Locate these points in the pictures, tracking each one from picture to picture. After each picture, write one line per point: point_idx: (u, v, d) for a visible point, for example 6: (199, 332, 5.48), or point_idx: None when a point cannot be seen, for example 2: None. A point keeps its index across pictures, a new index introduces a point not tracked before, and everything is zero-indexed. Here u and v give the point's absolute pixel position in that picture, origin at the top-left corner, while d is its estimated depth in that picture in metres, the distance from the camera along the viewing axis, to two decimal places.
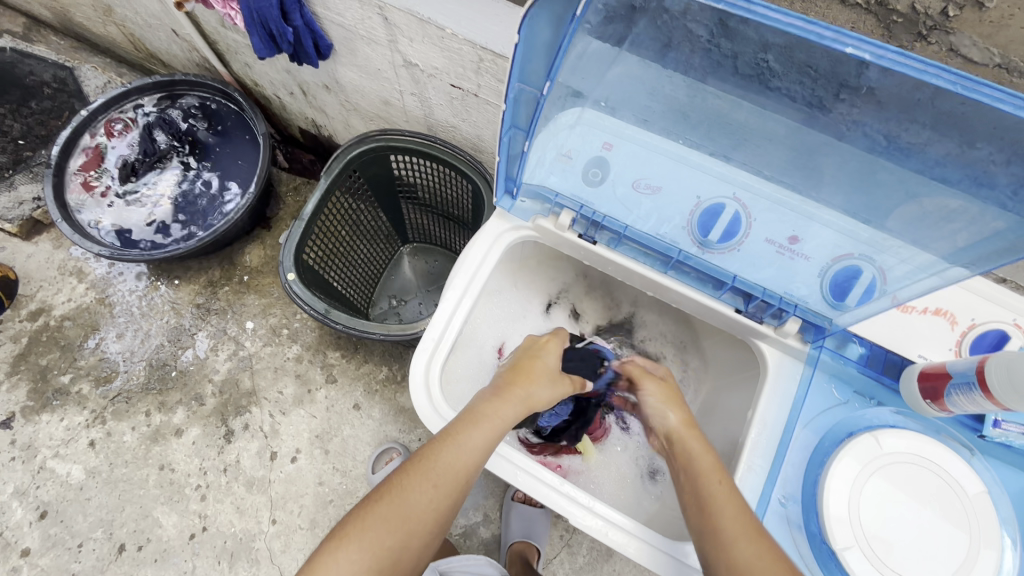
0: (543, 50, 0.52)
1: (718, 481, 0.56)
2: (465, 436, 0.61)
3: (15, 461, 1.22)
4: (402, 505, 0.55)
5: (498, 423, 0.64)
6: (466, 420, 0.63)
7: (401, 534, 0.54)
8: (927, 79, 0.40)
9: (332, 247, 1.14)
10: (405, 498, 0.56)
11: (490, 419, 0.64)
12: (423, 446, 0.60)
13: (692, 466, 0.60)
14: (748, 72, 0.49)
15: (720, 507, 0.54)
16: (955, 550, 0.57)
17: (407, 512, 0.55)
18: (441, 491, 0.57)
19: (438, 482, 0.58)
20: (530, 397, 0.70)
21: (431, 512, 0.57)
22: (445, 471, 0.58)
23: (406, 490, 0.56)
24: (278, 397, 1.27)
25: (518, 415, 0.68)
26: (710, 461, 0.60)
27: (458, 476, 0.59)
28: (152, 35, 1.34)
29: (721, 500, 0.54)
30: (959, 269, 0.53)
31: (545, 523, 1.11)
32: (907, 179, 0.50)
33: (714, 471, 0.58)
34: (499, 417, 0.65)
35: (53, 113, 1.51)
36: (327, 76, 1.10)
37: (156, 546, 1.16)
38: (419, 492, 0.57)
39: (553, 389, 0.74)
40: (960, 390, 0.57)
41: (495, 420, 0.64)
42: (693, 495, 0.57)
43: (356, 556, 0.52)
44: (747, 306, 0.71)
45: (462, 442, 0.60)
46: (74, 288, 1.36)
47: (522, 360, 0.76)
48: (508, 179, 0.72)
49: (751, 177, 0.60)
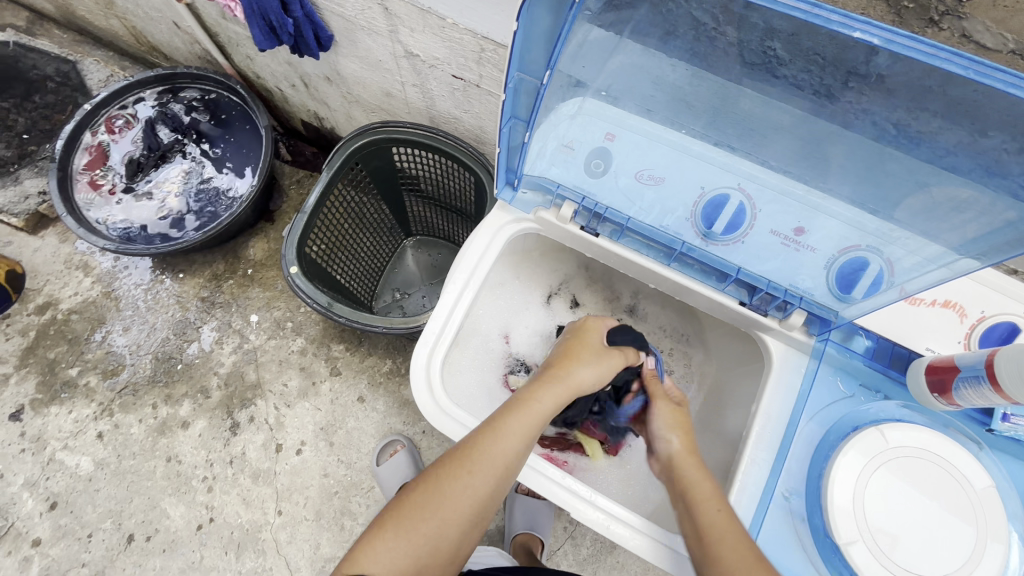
0: (543, 39, 0.51)
1: (714, 507, 0.56)
2: (501, 424, 0.60)
3: (25, 453, 1.24)
4: (437, 494, 0.57)
5: (536, 407, 0.63)
6: (505, 409, 0.62)
7: (437, 522, 0.56)
8: (938, 64, 0.40)
9: (335, 240, 1.14)
10: (440, 488, 0.57)
11: (523, 407, 0.62)
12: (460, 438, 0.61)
13: (687, 487, 0.59)
14: (755, 61, 0.48)
15: (718, 538, 0.53)
16: (962, 543, 0.57)
17: (444, 500, 0.57)
18: (477, 477, 0.58)
19: (473, 469, 0.58)
20: (570, 384, 0.66)
21: (470, 500, 0.57)
22: (481, 459, 0.58)
23: (441, 482, 0.58)
24: (283, 389, 1.28)
25: (558, 403, 0.64)
26: (708, 485, 0.59)
27: (497, 465, 0.59)
28: (154, 28, 1.33)
29: (719, 528, 0.54)
30: (969, 260, 0.52)
31: (548, 514, 1.11)
32: (916, 169, 0.48)
33: (710, 496, 0.57)
34: (537, 406, 0.63)
35: (56, 108, 1.50)
36: (329, 67, 1.09)
37: (164, 536, 1.17)
38: (455, 481, 0.57)
39: (600, 367, 0.69)
40: (968, 384, 0.57)
41: (533, 406, 0.63)
42: (691, 519, 0.57)
43: (393, 543, 0.54)
44: (751, 298, 0.70)
45: (499, 429, 0.60)
46: (80, 281, 1.37)
47: (569, 346, 0.73)
48: (509, 171, 0.71)
49: (757, 167, 0.59)
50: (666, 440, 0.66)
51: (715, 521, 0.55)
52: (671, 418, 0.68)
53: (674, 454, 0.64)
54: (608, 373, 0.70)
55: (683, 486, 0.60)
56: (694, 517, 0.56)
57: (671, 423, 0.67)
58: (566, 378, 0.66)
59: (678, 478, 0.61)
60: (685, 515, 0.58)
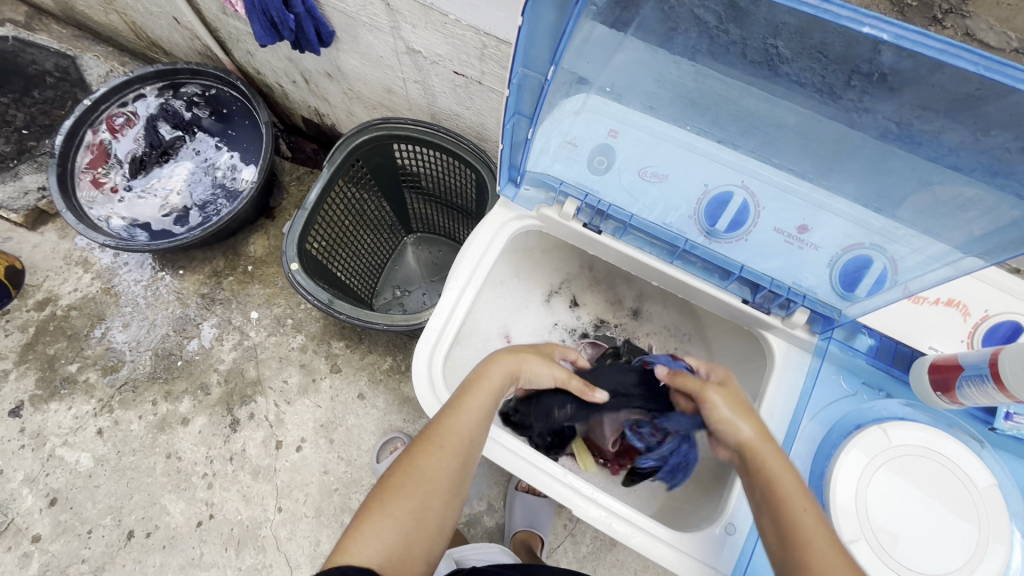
0: (547, 35, 0.51)
1: (805, 510, 0.52)
2: (461, 399, 0.61)
3: (25, 449, 1.23)
4: (414, 472, 0.57)
5: (489, 382, 0.63)
6: (463, 387, 0.63)
7: (419, 496, 0.56)
8: (949, 60, 0.39)
9: (336, 236, 1.14)
10: (416, 465, 0.58)
11: (480, 382, 0.63)
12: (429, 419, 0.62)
13: (771, 481, 0.55)
14: (758, 59, 0.48)
15: (810, 542, 0.50)
16: (964, 542, 0.57)
17: (421, 477, 0.57)
18: (449, 451, 0.58)
19: (443, 443, 0.59)
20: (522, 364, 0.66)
21: (444, 474, 0.58)
22: (449, 434, 0.59)
23: (415, 460, 0.58)
24: (282, 386, 1.28)
25: (509, 375, 0.65)
26: (793, 480, 0.55)
27: (464, 438, 0.60)
28: (153, 23, 1.33)
29: (812, 531, 0.51)
30: (973, 259, 0.52)
31: (548, 512, 1.11)
32: (920, 167, 0.48)
33: (798, 495, 0.53)
34: (491, 381, 0.63)
35: (56, 103, 1.52)
36: (330, 63, 1.09)
37: (165, 532, 1.17)
38: (428, 457, 0.58)
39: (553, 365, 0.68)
40: (972, 382, 0.57)
41: (486, 381, 0.63)
42: (779, 520, 0.53)
43: (380, 525, 0.54)
44: (754, 297, 0.70)
45: (461, 405, 0.61)
46: (80, 278, 1.36)
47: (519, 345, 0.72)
48: (511, 167, 0.71)
49: (760, 164, 0.59)
50: (733, 428, 0.59)
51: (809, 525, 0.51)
52: (731, 403, 0.61)
53: (745, 442, 0.58)
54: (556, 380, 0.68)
55: (762, 480, 0.55)
56: (782, 518, 0.52)
57: (736, 408, 0.60)
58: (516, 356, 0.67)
59: (754, 467, 0.56)
60: (768, 513, 0.54)
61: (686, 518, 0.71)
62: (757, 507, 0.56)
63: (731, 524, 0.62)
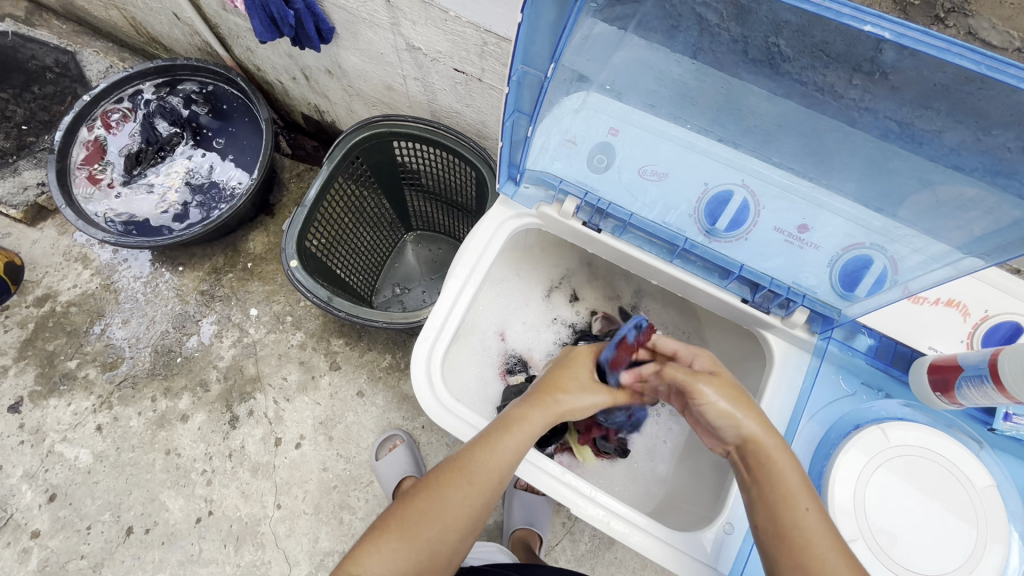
0: (547, 32, 0.50)
1: (808, 511, 0.51)
2: (498, 437, 0.59)
3: (24, 445, 1.23)
4: (437, 503, 0.57)
5: (528, 424, 0.60)
6: (500, 424, 0.61)
7: (438, 528, 0.56)
8: (950, 58, 0.39)
9: (335, 234, 1.14)
10: (440, 497, 0.57)
11: (520, 423, 0.60)
12: (460, 448, 0.60)
13: (774, 480, 0.53)
14: (759, 57, 0.47)
15: (818, 544, 0.50)
16: (962, 543, 0.57)
17: (444, 509, 0.57)
18: (477, 488, 0.57)
19: (473, 479, 0.57)
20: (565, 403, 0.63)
21: (468, 510, 0.57)
22: (481, 471, 0.58)
23: (442, 491, 0.57)
24: (282, 382, 1.28)
25: (547, 423, 0.62)
26: (796, 478, 0.53)
27: (495, 477, 0.58)
28: (153, 19, 1.32)
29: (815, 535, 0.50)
30: (974, 259, 0.51)
31: (547, 510, 1.12)
32: (921, 167, 0.48)
33: (801, 495, 0.52)
34: (531, 421, 0.61)
35: (56, 98, 1.50)
36: (330, 59, 1.08)
37: (164, 529, 1.17)
38: (454, 491, 0.57)
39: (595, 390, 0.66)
40: (971, 383, 0.56)
41: (527, 423, 0.61)
42: (781, 522, 0.52)
43: (395, 545, 0.55)
44: (754, 296, 0.70)
45: (495, 443, 0.59)
46: (79, 274, 1.36)
47: (555, 369, 0.67)
48: (511, 166, 0.71)
49: (761, 164, 0.58)
50: (733, 424, 0.56)
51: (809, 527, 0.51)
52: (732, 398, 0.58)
53: (750, 438, 0.56)
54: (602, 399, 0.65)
55: (766, 478, 0.54)
56: (787, 521, 0.51)
57: (736, 403, 0.57)
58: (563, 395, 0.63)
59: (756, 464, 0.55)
60: (768, 512, 0.53)
61: (683, 516, 0.71)
62: (751, 502, 0.55)
63: (728, 523, 0.62)
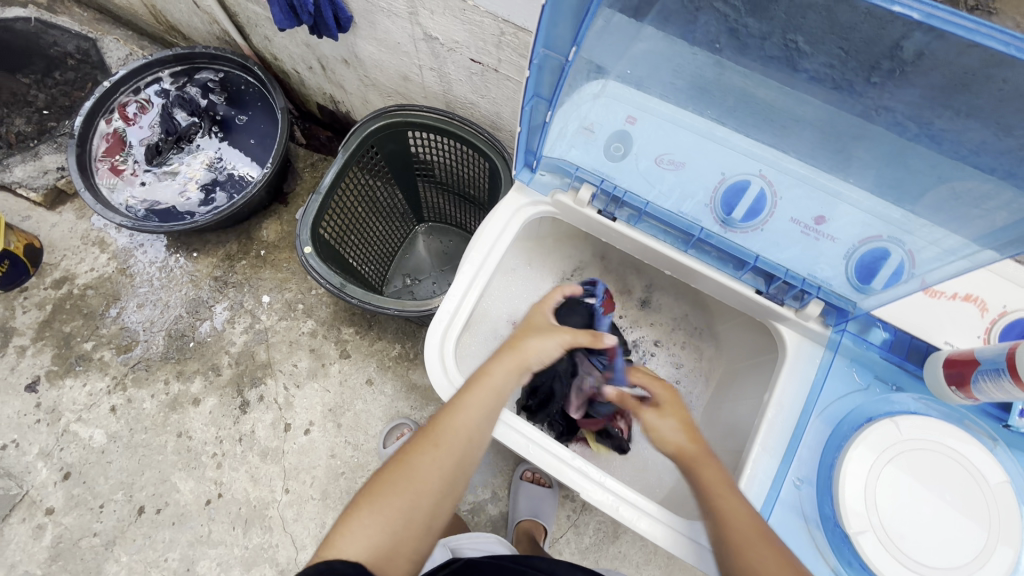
0: (571, 15, 0.50)
1: (726, 502, 0.55)
2: (458, 399, 0.62)
3: (40, 424, 1.26)
4: (406, 469, 0.58)
5: (489, 380, 0.63)
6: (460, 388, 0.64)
7: (408, 495, 0.57)
8: (964, 55, 0.39)
9: (348, 222, 1.15)
10: (409, 464, 0.59)
11: (481, 381, 0.63)
12: (429, 419, 0.63)
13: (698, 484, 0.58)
14: (775, 54, 0.48)
15: (738, 527, 0.54)
16: (975, 538, 0.56)
17: (412, 475, 0.58)
18: (443, 449, 0.59)
19: (438, 441, 0.60)
20: (523, 359, 0.66)
21: (437, 473, 0.59)
22: (446, 432, 0.60)
23: (409, 458, 0.59)
24: (292, 369, 1.29)
25: (512, 376, 0.65)
26: (718, 474, 0.58)
27: (461, 436, 0.60)
28: (174, 7, 1.34)
29: (742, 520, 0.54)
30: (989, 252, 0.51)
31: (552, 502, 1.12)
32: (940, 164, 0.48)
33: (721, 487, 0.57)
34: (491, 380, 0.63)
35: (76, 85, 1.52)
36: (347, 49, 1.09)
37: (174, 509, 1.19)
38: (422, 455, 0.59)
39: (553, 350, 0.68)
40: (988, 377, 0.56)
41: (487, 378, 0.64)
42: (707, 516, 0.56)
43: (368, 520, 0.55)
44: (769, 287, 0.70)
45: (457, 405, 0.62)
46: (96, 257, 1.38)
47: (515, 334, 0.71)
48: (528, 152, 0.71)
49: (779, 154, 0.58)
50: (673, 437, 0.61)
51: (734, 516, 0.55)
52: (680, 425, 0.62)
53: (678, 448, 0.61)
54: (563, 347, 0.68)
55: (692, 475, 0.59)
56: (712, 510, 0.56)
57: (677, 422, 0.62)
58: (515, 352, 0.66)
59: (690, 469, 0.59)
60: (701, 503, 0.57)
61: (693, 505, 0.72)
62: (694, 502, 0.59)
63: None
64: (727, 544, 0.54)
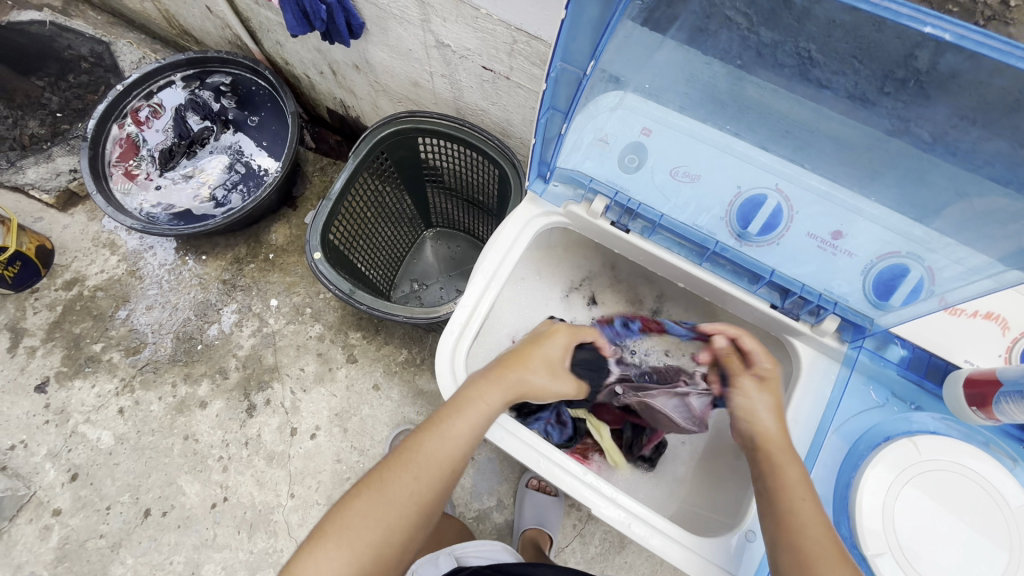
0: (590, 29, 0.51)
1: (801, 504, 0.54)
2: (444, 425, 0.61)
3: (49, 425, 1.26)
4: (382, 498, 0.57)
5: (482, 408, 0.62)
6: (447, 409, 0.62)
7: (381, 530, 0.56)
8: (976, 65, 0.39)
9: (357, 227, 1.15)
10: (385, 492, 0.58)
11: (473, 406, 0.62)
12: (411, 441, 0.61)
13: (776, 473, 0.56)
14: (789, 63, 0.48)
15: (806, 529, 0.52)
16: (998, 561, 0.55)
17: (388, 506, 0.57)
18: (422, 481, 0.58)
19: (418, 473, 0.59)
20: (522, 384, 0.66)
21: (414, 505, 0.58)
22: (427, 464, 0.59)
23: (386, 487, 0.58)
24: (300, 373, 1.29)
25: (505, 401, 0.64)
26: (798, 473, 0.56)
27: (440, 469, 0.60)
28: (187, 11, 1.35)
29: (808, 522, 0.52)
30: (1016, 273, 0.49)
31: (558, 511, 1.12)
32: (957, 177, 0.47)
33: (799, 486, 0.55)
34: (483, 404, 0.62)
35: (90, 88, 1.55)
36: (358, 55, 1.09)
37: (180, 512, 1.19)
38: (400, 484, 0.58)
39: (549, 377, 0.70)
40: (1010, 399, 0.55)
41: (479, 405, 0.62)
42: (770, 514, 0.55)
43: (335, 553, 0.55)
44: (784, 302, 0.69)
45: (442, 431, 0.61)
46: (106, 259, 1.39)
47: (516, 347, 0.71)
48: (542, 163, 0.71)
49: (797, 168, 0.58)
50: (759, 417, 0.62)
51: (804, 520, 0.53)
52: (766, 402, 0.63)
53: (766, 434, 0.60)
54: (556, 373, 0.71)
55: (770, 470, 0.57)
56: (781, 508, 0.54)
57: (769, 404, 0.63)
58: (511, 380, 0.65)
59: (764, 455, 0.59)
60: (766, 498, 0.56)
61: (705, 522, 0.71)
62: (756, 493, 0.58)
63: (750, 531, 0.62)
64: (787, 541, 0.53)
